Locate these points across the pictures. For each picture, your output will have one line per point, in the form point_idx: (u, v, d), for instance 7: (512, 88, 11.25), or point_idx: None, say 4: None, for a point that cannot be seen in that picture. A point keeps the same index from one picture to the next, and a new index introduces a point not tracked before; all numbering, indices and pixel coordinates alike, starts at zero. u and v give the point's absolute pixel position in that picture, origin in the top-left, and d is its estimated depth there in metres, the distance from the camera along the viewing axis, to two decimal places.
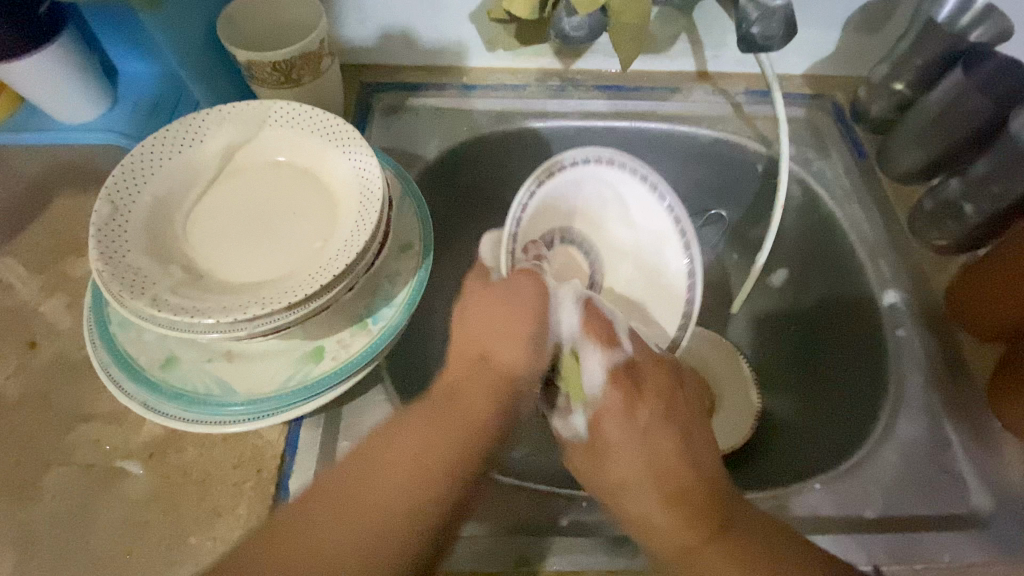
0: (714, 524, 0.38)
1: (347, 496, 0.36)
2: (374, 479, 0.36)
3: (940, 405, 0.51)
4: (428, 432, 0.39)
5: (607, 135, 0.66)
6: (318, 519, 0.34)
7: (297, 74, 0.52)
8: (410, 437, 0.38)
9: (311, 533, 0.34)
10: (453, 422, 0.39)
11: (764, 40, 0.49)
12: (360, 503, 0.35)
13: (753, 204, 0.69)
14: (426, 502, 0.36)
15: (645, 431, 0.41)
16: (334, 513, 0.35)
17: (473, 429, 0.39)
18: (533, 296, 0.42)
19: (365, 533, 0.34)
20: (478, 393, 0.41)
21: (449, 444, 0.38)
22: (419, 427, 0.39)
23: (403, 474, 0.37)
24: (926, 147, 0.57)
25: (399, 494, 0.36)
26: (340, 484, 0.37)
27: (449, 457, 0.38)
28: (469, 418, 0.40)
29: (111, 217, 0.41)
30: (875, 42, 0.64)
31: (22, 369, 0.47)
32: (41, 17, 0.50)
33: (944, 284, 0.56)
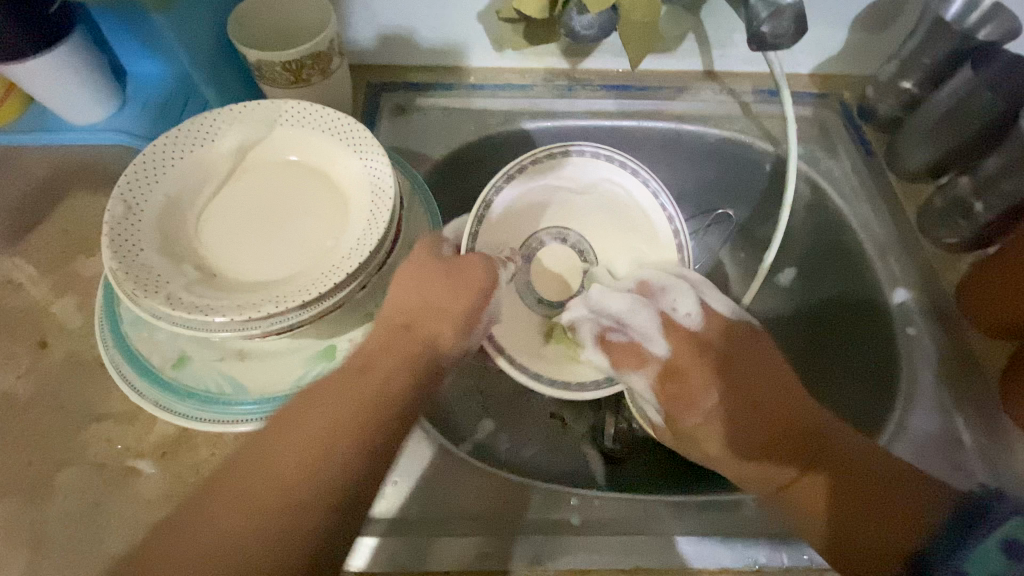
0: (849, 481, 0.42)
1: (245, 479, 0.34)
2: (256, 471, 0.34)
3: (951, 402, 0.51)
4: (331, 400, 0.37)
5: (614, 134, 0.66)
6: (221, 496, 0.33)
7: (307, 74, 0.52)
8: (319, 406, 0.37)
9: (212, 508, 0.33)
10: (361, 389, 0.38)
11: (774, 38, 0.49)
12: (261, 480, 0.34)
13: (761, 203, 0.69)
14: (307, 480, 0.34)
15: (710, 417, 0.45)
16: (231, 496, 0.33)
17: (369, 401, 0.38)
18: (482, 275, 0.45)
19: (241, 512, 0.32)
20: (396, 353, 0.41)
21: (333, 406, 0.37)
22: (324, 395, 0.38)
23: (309, 446, 0.35)
24: (935, 144, 0.57)
25: (305, 457, 0.35)
26: (237, 476, 0.34)
27: (346, 426, 0.36)
28: (382, 394, 0.38)
29: (125, 216, 0.41)
30: (882, 41, 0.64)
31: (33, 369, 0.47)
32: (50, 16, 0.50)
33: (954, 282, 0.56)
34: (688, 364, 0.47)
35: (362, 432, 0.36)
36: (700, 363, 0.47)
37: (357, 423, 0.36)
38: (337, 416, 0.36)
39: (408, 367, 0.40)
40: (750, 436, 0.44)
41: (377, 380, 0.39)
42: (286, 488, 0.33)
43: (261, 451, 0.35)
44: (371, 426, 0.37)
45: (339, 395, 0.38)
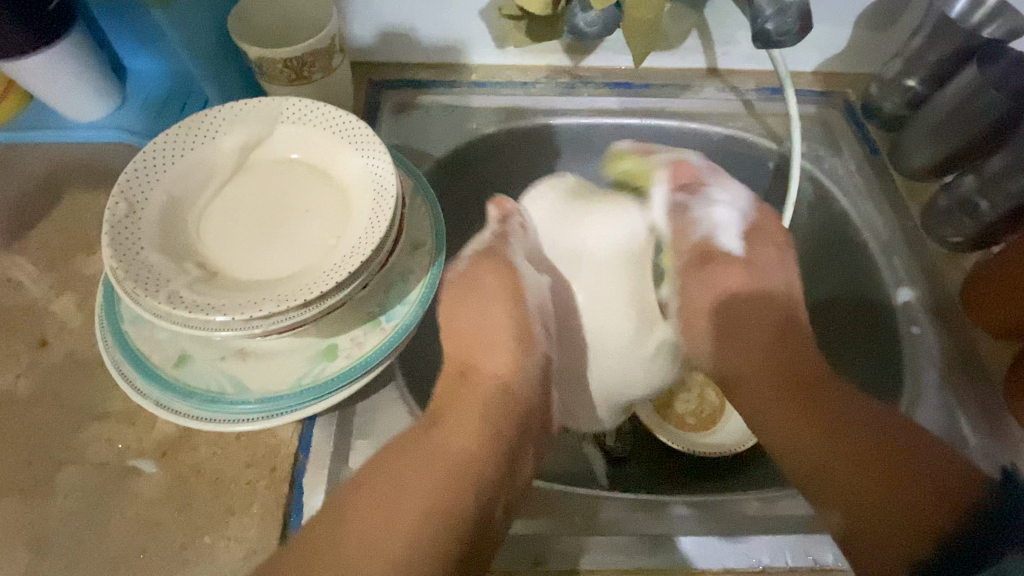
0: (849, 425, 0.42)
1: (349, 522, 0.38)
2: (389, 505, 0.39)
3: (954, 401, 0.50)
4: (420, 463, 0.42)
5: (616, 132, 0.65)
6: (318, 553, 0.37)
7: (309, 71, 0.52)
8: (409, 463, 0.41)
9: (318, 560, 0.36)
10: (436, 451, 0.42)
11: (779, 36, 0.49)
12: (375, 516, 0.39)
13: (764, 201, 0.68)
14: (430, 512, 0.39)
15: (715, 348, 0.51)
16: (363, 524, 0.38)
17: (455, 461, 0.42)
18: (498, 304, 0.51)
19: (383, 546, 0.37)
20: (470, 415, 0.46)
21: (432, 475, 0.41)
22: (411, 456, 0.42)
23: (414, 487, 0.40)
24: (940, 143, 0.57)
25: (417, 508, 0.39)
26: (366, 505, 0.39)
27: (440, 483, 0.41)
28: (455, 455, 0.43)
29: (127, 215, 0.40)
30: (887, 39, 0.64)
31: (33, 367, 0.47)
32: (52, 13, 0.50)
33: (958, 281, 0.56)
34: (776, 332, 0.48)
35: (469, 481, 0.42)
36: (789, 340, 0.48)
37: (451, 477, 0.41)
38: (454, 467, 0.42)
39: (483, 437, 0.45)
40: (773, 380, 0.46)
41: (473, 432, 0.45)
42: (420, 509, 0.39)
43: (371, 482, 0.40)
44: (458, 482, 0.41)
45: (447, 452, 0.43)
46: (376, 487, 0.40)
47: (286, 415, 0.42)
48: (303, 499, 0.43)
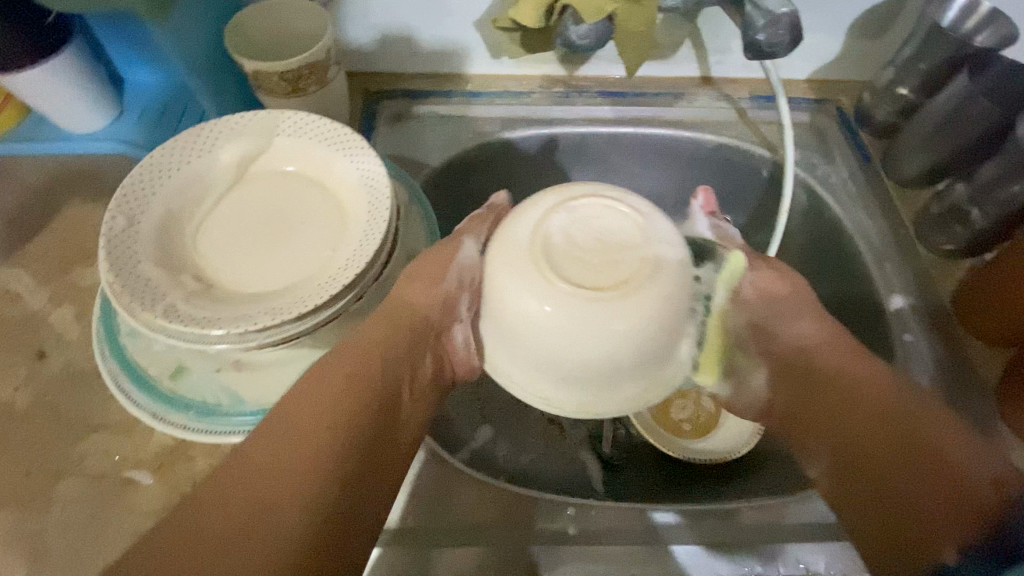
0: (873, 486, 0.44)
1: (276, 437, 0.38)
2: (293, 447, 0.37)
3: (945, 404, 0.51)
4: (335, 380, 0.41)
5: (610, 141, 0.66)
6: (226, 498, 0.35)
7: (304, 83, 0.52)
8: (324, 383, 0.40)
9: (230, 498, 0.35)
10: (329, 388, 0.40)
11: (770, 47, 0.49)
12: (289, 441, 0.37)
13: (758, 208, 0.68)
14: (332, 428, 0.38)
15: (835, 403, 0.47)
16: (249, 482, 0.35)
17: (357, 389, 0.40)
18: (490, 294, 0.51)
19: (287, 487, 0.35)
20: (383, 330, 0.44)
21: (338, 398, 0.40)
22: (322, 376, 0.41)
23: (322, 408, 0.39)
24: (932, 150, 0.57)
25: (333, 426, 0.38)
26: (287, 439, 0.37)
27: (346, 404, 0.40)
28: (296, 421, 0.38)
29: (124, 229, 0.41)
30: (879, 47, 0.64)
31: (31, 379, 0.48)
32: (49, 27, 0.51)
33: (951, 288, 0.56)
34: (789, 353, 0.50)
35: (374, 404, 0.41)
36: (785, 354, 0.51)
37: (360, 399, 0.40)
38: (351, 372, 0.41)
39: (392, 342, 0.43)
40: (829, 426, 0.47)
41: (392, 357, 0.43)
42: (315, 430, 0.38)
43: (289, 417, 0.39)
44: (362, 390, 0.41)
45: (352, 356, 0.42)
46: (275, 416, 0.38)
47: None
48: None
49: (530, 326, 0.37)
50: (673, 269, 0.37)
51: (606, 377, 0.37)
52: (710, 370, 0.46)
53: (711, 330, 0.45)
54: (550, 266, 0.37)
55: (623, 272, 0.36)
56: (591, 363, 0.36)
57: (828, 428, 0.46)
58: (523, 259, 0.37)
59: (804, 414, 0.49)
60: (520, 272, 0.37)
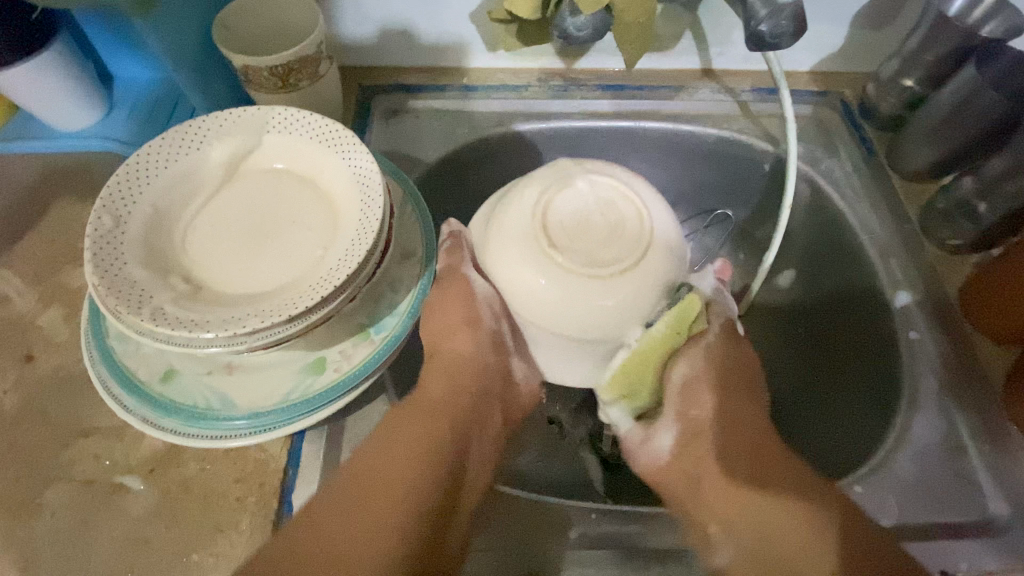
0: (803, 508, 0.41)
1: (375, 475, 0.42)
2: (374, 498, 0.41)
3: (952, 404, 0.50)
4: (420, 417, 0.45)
5: (609, 135, 0.65)
6: (335, 516, 0.40)
7: (295, 78, 0.51)
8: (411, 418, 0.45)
9: (335, 517, 0.40)
10: (424, 416, 0.45)
11: (773, 38, 0.48)
12: (388, 472, 0.42)
13: (760, 204, 0.67)
14: (411, 485, 0.42)
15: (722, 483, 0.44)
16: (346, 521, 0.39)
17: (440, 414, 0.46)
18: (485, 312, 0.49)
19: (393, 505, 0.41)
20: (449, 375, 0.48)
21: (416, 443, 0.44)
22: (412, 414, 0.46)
23: (414, 436, 0.44)
24: (938, 144, 0.56)
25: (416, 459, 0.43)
26: (349, 501, 0.40)
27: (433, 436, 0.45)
28: (424, 446, 0.44)
29: (110, 230, 0.40)
30: (883, 38, 0.63)
31: (20, 383, 0.47)
32: (34, 22, 0.49)
33: (957, 284, 0.55)
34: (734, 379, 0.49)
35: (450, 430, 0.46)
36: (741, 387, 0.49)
37: (429, 450, 0.44)
38: (429, 432, 0.45)
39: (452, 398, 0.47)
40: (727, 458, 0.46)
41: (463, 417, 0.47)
42: (404, 482, 0.42)
43: (378, 450, 0.43)
44: (437, 443, 0.45)
45: (434, 407, 0.47)
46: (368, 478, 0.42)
47: (275, 431, 0.41)
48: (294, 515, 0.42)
49: (522, 280, 0.42)
50: (653, 263, 0.42)
51: (591, 342, 0.43)
52: (617, 390, 0.46)
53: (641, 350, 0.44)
54: (548, 233, 0.41)
55: (620, 257, 0.41)
56: (583, 331, 0.42)
57: (771, 471, 0.44)
58: (527, 221, 0.42)
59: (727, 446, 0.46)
60: (521, 240, 0.42)
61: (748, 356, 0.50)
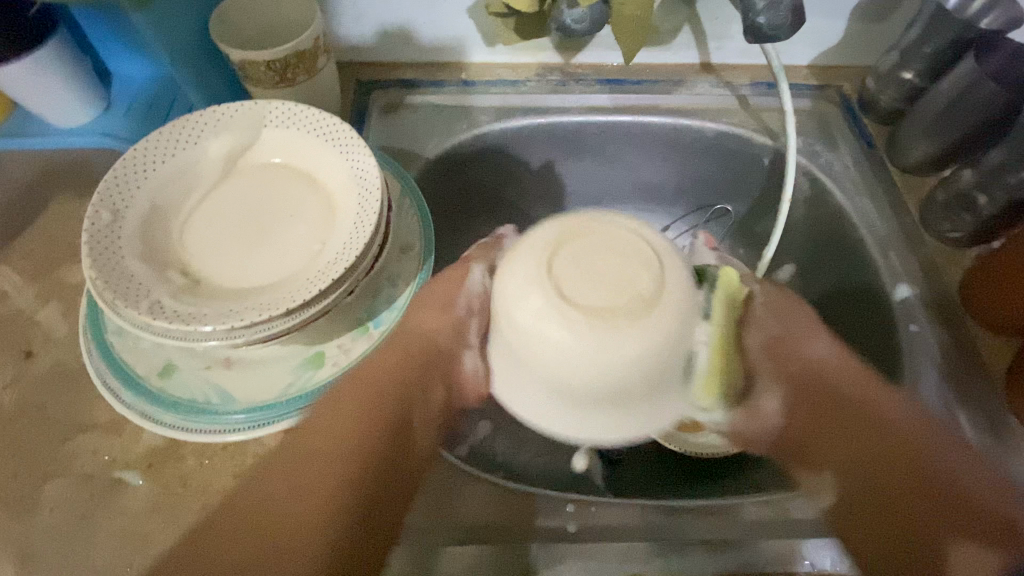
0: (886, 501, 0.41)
1: (294, 464, 0.38)
2: (306, 466, 0.38)
3: (954, 398, 0.50)
4: (352, 391, 0.41)
5: (608, 130, 0.64)
6: (258, 499, 0.37)
7: (293, 73, 0.51)
8: (358, 386, 0.42)
9: (263, 498, 0.37)
10: (367, 388, 0.41)
11: (772, 30, 0.47)
12: (311, 452, 0.38)
13: (760, 198, 0.67)
14: (354, 446, 0.39)
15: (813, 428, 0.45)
16: (285, 482, 0.38)
17: (380, 390, 0.42)
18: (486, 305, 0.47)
19: (306, 495, 0.37)
20: (390, 353, 0.44)
21: (356, 413, 0.40)
22: (351, 381, 0.42)
23: (350, 413, 0.40)
24: (938, 137, 0.56)
25: (347, 436, 0.39)
26: (271, 483, 0.37)
27: (367, 418, 0.40)
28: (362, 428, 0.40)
29: (108, 224, 0.40)
30: (882, 31, 0.63)
31: (18, 379, 0.46)
32: (31, 19, 0.49)
33: (958, 277, 0.55)
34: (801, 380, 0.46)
35: (387, 404, 0.42)
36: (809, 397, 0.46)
37: (379, 409, 0.41)
38: (356, 406, 0.40)
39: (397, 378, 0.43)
40: (814, 463, 0.46)
41: (410, 386, 0.43)
42: (343, 446, 0.39)
43: (301, 430, 0.39)
44: (377, 410, 0.41)
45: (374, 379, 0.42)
46: (298, 447, 0.39)
47: (274, 425, 0.41)
48: None
49: (539, 347, 0.35)
50: (674, 301, 0.34)
51: (618, 400, 0.36)
52: (709, 394, 0.42)
53: (714, 349, 0.40)
54: (553, 275, 0.34)
55: (624, 295, 0.34)
56: (598, 385, 0.35)
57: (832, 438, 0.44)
58: (536, 255, 0.36)
59: (817, 431, 0.45)
60: (527, 286, 0.35)
61: (814, 360, 0.47)
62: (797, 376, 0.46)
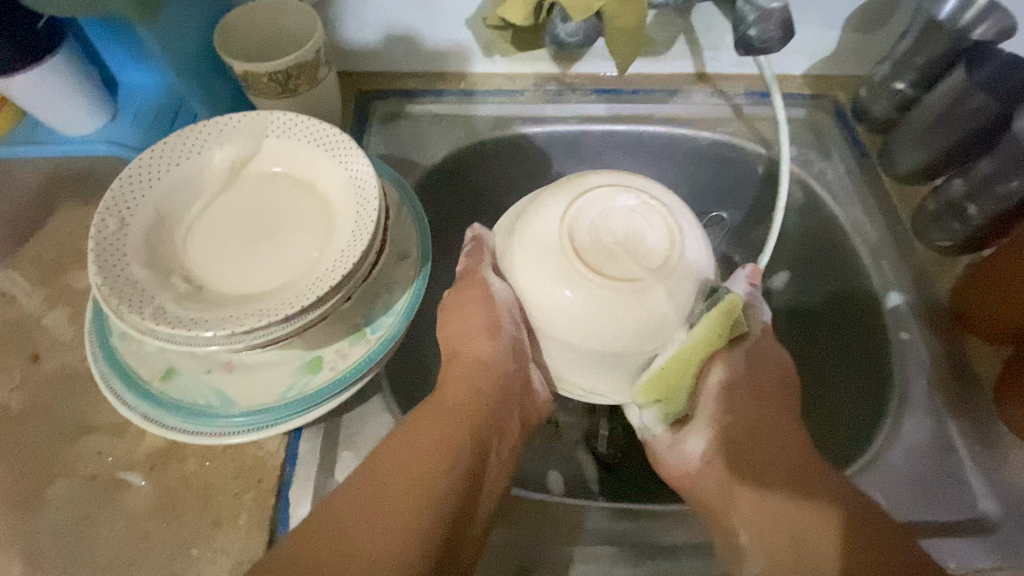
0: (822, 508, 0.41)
1: (376, 483, 0.40)
2: (390, 485, 0.40)
3: (944, 405, 0.50)
4: (428, 419, 0.44)
5: (605, 139, 0.66)
6: (354, 515, 0.39)
7: (294, 84, 0.52)
8: (400, 433, 0.43)
9: (358, 520, 0.39)
10: (439, 413, 0.45)
11: (762, 42, 0.48)
12: (407, 476, 0.41)
13: (755, 206, 0.68)
14: (445, 473, 0.42)
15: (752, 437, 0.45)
16: (370, 505, 0.40)
17: (469, 409, 0.45)
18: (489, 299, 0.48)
19: (403, 513, 0.39)
20: (471, 380, 0.47)
21: (443, 434, 0.44)
22: (408, 422, 0.44)
23: (429, 441, 0.43)
24: (930, 145, 0.57)
25: (432, 457, 0.42)
26: (364, 500, 0.40)
27: (455, 436, 0.44)
28: (444, 449, 0.43)
29: (114, 232, 0.41)
30: (874, 42, 0.63)
31: (25, 381, 0.48)
32: (40, 30, 0.51)
33: (949, 285, 0.56)
34: (774, 393, 0.47)
35: (472, 434, 0.44)
36: (769, 395, 0.47)
37: (467, 432, 0.44)
38: (441, 437, 0.43)
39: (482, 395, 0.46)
40: (768, 482, 0.43)
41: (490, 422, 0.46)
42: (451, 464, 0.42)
43: (384, 450, 0.42)
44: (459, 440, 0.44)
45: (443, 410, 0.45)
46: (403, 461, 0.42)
47: (273, 428, 0.42)
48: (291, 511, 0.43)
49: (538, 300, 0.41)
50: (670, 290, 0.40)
51: (595, 360, 0.42)
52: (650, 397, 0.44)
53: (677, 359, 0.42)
54: (574, 243, 0.40)
55: (638, 275, 0.39)
56: (582, 339, 0.41)
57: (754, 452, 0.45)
58: (559, 228, 0.41)
59: (773, 457, 0.44)
60: (547, 259, 0.41)
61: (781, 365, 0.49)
62: (763, 387, 0.47)
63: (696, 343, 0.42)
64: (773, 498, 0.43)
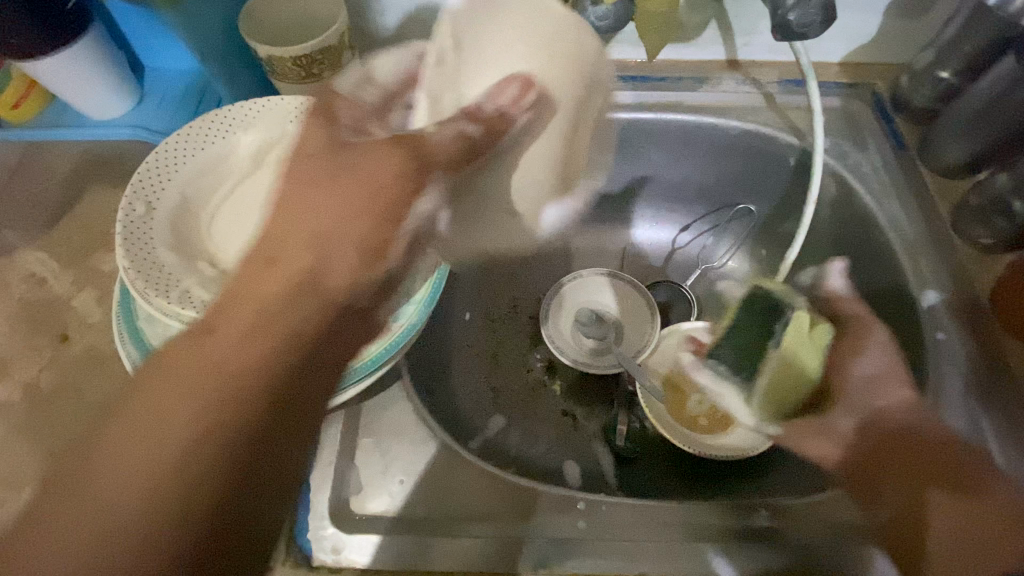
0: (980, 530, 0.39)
1: (139, 397, 0.27)
2: (155, 416, 0.26)
3: (980, 409, 0.49)
4: (218, 331, 0.28)
5: (630, 127, 0.64)
6: (66, 494, 0.25)
7: (318, 69, 0.52)
8: (216, 339, 0.28)
9: (80, 487, 0.25)
10: (245, 310, 0.29)
11: (801, 27, 0.46)
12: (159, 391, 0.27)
13: (785, 197, 0.66)
14: (216, 401, 0.27)
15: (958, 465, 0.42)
16: (131, 440, 0.26)
17: (262, 317, 0.29)
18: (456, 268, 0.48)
19: (157, 452, 0.26)
20: (270, 273, 0.30)
21: (232, 356, 0.28)
22: (214, 319, 0.29)
23: (223, 352, 0.28)
24: (973, 138, 0.54)
25: (203, 375, 0.27)
26: (118, 426, 0.26)
27: (243, 357, 0.28)
28: (231, 376, 0.27)
29: (142, 216, 0.41)
30: (918, 28, 0.61)
31: (54, 361, 0.48)
32: (68, 14, 0.51)
33: (989, 283, 0.54)
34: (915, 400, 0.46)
35: (269, 347, 0.29)
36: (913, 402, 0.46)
37: (249, 357, 0.28)
38: (214, 359, 0.27)
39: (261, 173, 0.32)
40: (932, 484, 0.41)
41: (293, 270, 0.30)
42: (320, 248, 0.31)
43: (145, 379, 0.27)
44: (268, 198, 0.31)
45: (258, 304, 0.29)
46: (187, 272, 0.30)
47: None
48: (311, 496, 0.43)
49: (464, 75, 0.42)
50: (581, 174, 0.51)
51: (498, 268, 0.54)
52: (772, 408, 0.49)
53: (782, 366, 0.47)
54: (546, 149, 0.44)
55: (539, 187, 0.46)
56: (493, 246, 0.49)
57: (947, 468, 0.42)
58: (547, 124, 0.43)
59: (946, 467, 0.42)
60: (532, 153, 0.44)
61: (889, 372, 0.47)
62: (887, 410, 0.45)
63: (791, 350, 0.47)
64: (938, 482, 0.41)
